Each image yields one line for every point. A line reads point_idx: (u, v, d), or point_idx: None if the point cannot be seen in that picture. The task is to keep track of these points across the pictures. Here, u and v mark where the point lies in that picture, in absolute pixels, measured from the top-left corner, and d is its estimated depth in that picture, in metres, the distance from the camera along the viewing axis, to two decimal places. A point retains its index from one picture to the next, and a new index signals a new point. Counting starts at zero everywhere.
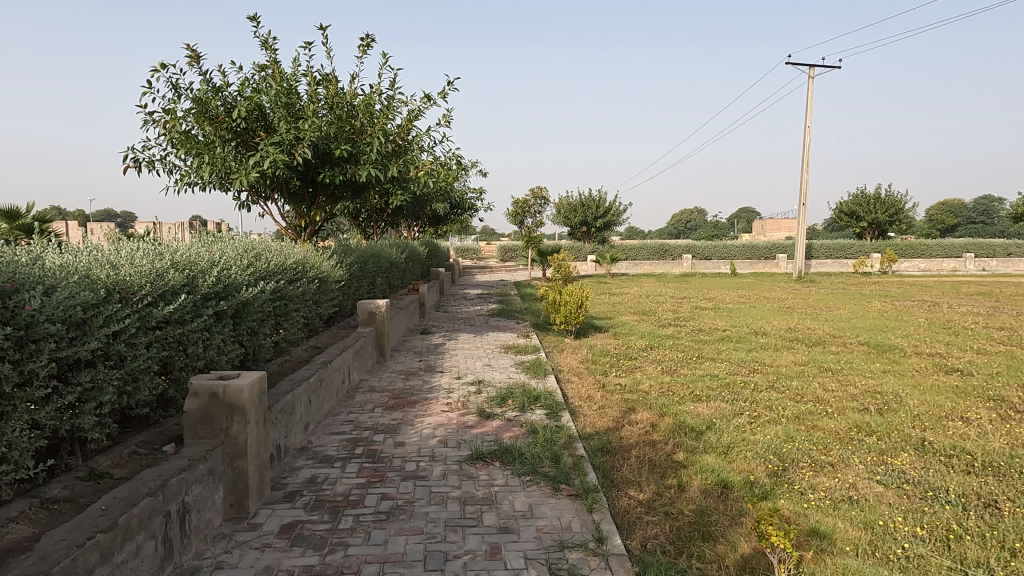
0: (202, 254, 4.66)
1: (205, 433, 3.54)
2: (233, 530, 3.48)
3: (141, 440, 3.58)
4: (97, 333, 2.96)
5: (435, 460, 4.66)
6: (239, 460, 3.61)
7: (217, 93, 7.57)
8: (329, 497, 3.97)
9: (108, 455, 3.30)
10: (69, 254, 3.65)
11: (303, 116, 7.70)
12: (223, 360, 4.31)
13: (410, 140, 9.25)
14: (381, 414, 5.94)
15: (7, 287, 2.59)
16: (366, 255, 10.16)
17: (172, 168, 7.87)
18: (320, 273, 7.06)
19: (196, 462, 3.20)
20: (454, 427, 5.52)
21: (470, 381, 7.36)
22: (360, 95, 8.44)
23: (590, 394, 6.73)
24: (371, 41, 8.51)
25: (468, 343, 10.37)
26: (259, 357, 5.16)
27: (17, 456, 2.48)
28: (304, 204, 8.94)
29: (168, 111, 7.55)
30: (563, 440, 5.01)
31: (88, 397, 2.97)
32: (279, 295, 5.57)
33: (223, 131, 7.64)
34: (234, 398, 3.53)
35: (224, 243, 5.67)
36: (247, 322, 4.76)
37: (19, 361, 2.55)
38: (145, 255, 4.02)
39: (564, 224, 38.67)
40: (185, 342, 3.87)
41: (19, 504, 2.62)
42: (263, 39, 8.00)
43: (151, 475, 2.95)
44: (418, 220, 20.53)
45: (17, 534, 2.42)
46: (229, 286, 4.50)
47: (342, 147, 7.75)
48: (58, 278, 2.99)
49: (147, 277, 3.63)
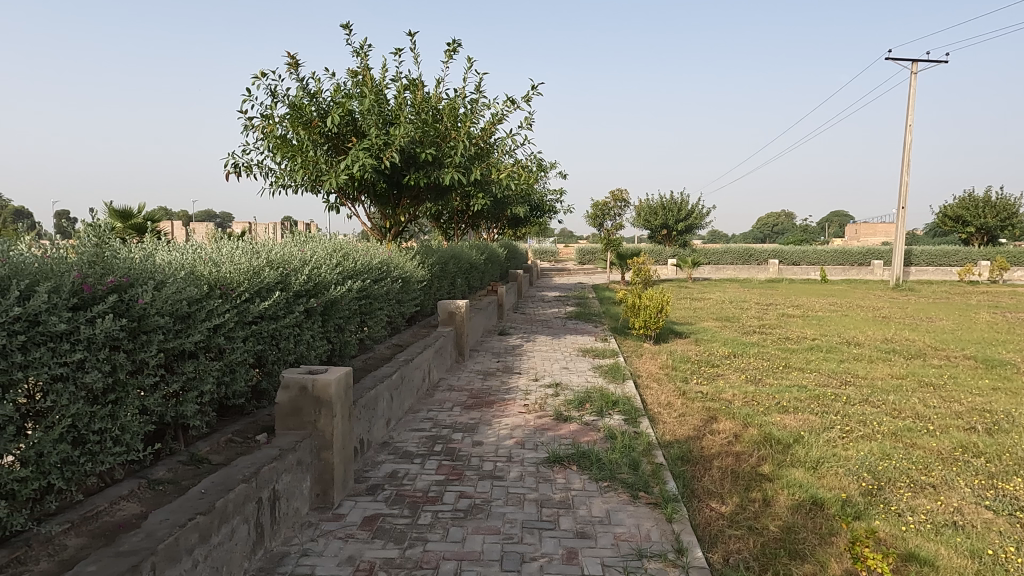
0: (295, 254, 4.87)
1: (295, 424, 3.69)
2: (319, 520, 3.61)
3: (236, 429, 3.77)
4: (200, 327, 3.15)
5: (512, 461, 4.68)
6: (325, 452, 3.75)
7: (312, 99, 7.90)
8: (409, 492, 4.07)
9: (207, 441, 3.49)
10: (176, 252, 3.90)
11: (391, 120, 7.93)
12: (312, 355, 4.49)
13: (492, 143, 9.38)
14: (459, 413, 6.04)
15: (123, 282, 2.79)
16: (448, 257, 10.34)
17: (268, 171, 8.29)
18: (403, 274, 7.24)
19: (286, 453, 3.34)
20: (532, 429, 5.53)
21: (547, 383, 7.36)
22: (445, 99, 8.64)
23: (670, 401, 6.58)
24: (458, 45, 8.82)
25: (546, 345, 10.38)
26: (346, 353, 5.35)
27: (129, 438, 2.67)
28: (390, 206, 9.20)
29: (266, 117, 7.96)
30: (642, 447, 4.92)
31: (192, 386, 3.17)
32: (365, 293, 5.76)
33: (316, 135, 7.96)
34: (322, 392, 3.66)
35: (315, 244, 5.91)
36: (334, 319, 4.95)
37: (132, 351, 2.75)
38: (244, 254, 4.23)
39: (645, 227, 38.05)
40: (278, 337, 4.06)
41: (129, 484, 2.82)
42: (355, 47, 8.32)
43: (246, 463, 3.11)
44: (497, 222, 20.70)
45: (126, 512, 2.61)
46: (319, 285, 4.69)
47: (427, 151, 7.92)
48: (167, 274, 3.17)
49: (245, 274, 3.83)
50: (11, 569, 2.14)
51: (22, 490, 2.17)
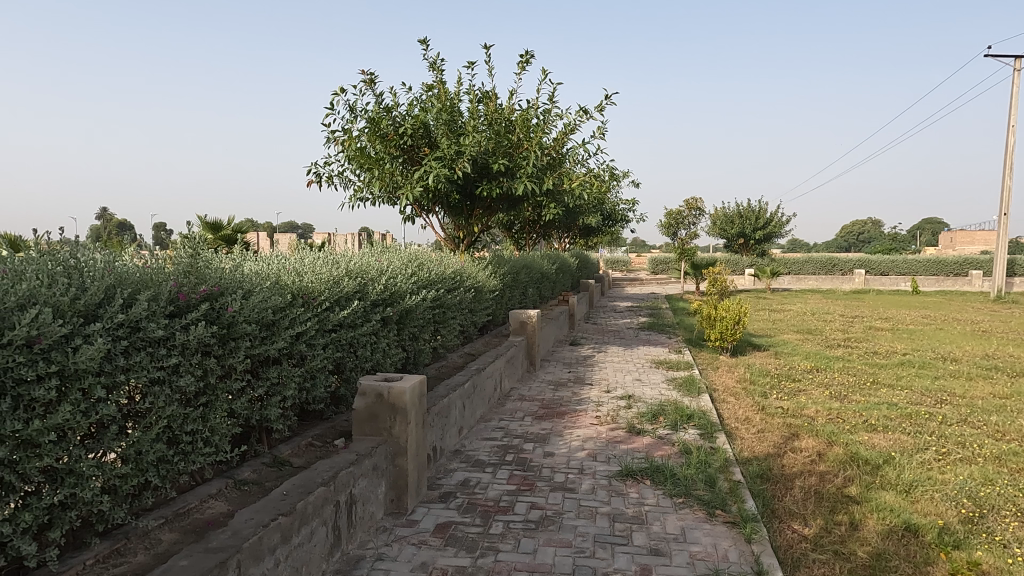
0: (372, 263, 5.01)
1: (371, 430, 3.78)
2: (393, 525, 3.68)
3: (316, 433, 3.90)
4: (283, 334, 3.28)
5: (584, 473, 4.64)
6: (399, 459, 3.82)
7: (389, 112, 8.12)
8: (481, 501, 4.09)
9: (289, 444, 3.63)
10: (262, 262, 4.08)
11: (464, 132, 8.06)
12: (387, 362, 4.60)
13: (565, 153, 9.38)
14: (531, 423, 6.03)
15: (215, 291, 2.94)
16: (519, 267, 10.39)
17: (348, 183, 8.58)
18: (476, 283, 7.33)
19: (363, 458, 3.43)
20: (604, 442, 5.46)
21: (619, 395, 7.25)
22: (518, 110, 8.70)
23: (748, 416, 6.36)
24: (531, 56, 8.88)
25: (619, 357, 10.25)
26: (420, 361, 5.45)
27: (218, 440, 2.81)
28: (463, 216, 9.34)
29: (346, 131, 8.25)
30: (718, 463, 4.76)
31: (275, 391, 3.30)
32: (438, 302, 5.86)
33: (392, 148, 8.17)
34: (397, 400, 3.74)
35: (391, 253, 6.06)
36: (409, 328, 5.05)
37: (222, 357, 2.89)
38: (324, 264, 4.39)
39: (721, 236, 37.06)
40: (355, 345, 4.18)
41: (217, 483, 2.96)
42: (431, 61, 8.51)
43: (325, 466, 3.20)
44: (569, 232, 20.66)
45: (215, 510, 2.74)
46: (395, 294, 4.80)
47: (499, 161, 8.00)
48: (254, 283, 3.32)
49: (326, 284, 3.96)
50: (112, 560, 2.28)
51: (123, 485, 2.32)
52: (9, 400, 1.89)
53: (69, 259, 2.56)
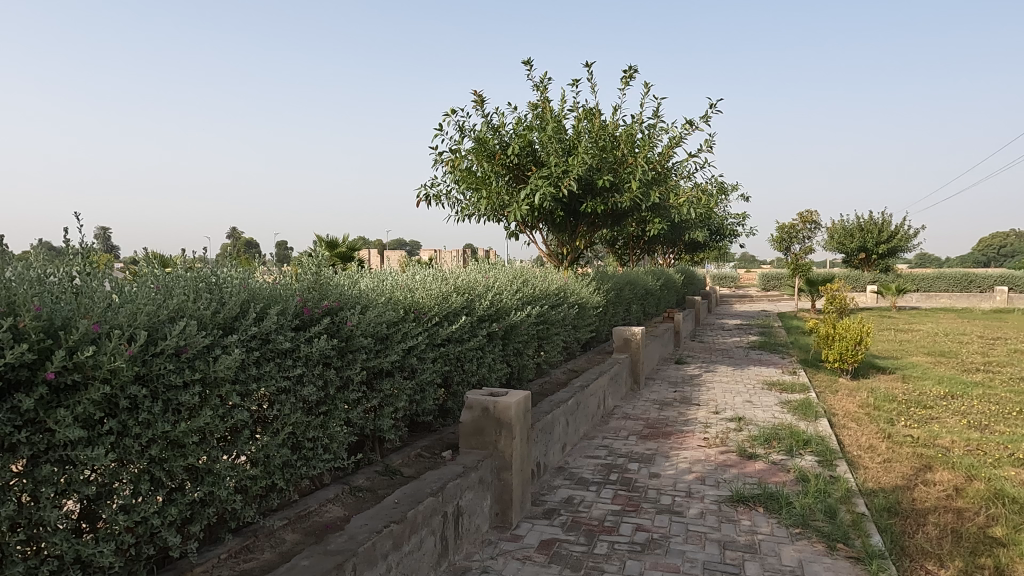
0: (479, 280, 5.13)
1: (477, 443, 3.85)
2: (498, 538, 3.72)
3: (424, 444, 4.02)
4: (396, 348, 3.41)
5: (692, 497, 4.49)
6: (505, 472, 3.86)
7: (495, 132, 8.31)
8: (586, 519, 4.05)
9: (400, 454, 3.76)
10: (377, 278, 4.28)
11: (569, 149, 8.10)
12: (493, 377, 4.68)
13: (670, 168, 9.22)
14: (635, 442, 5.92)
15: (335, 306, 3.11)
16: (623, 283, 10.26)
17: (455, 202, 8.84)
18: (580, 300, 7.32)
19: (469, 470, 3.49)
20: (713, 465, 5.26)
21: (729, 417, 6.97)
22: (622, 126, 8.66)
23: (872, 444, 5.92)
24: (635, 71, 8.82)
25: (727, 376, 9.87)
26: (524, 377, 5.50)
27: (336, 447, 2.96)
28: (567, 233, 9.37)
29: (455, 151, 8.52)
30: (839, 493, 4.46)
31: (388, 402, 3.45)
32: (543, 319, 5.90)
33: (498, 166, 8.33)
34: (503, 414, 3.79)
35: (497, 270, 6.18)
36: (514, 343, 5.12)
37: (341, 368, 3.06)
38: (434, 281, 4.54)
39: (839, 250, 34.91)
40: (463, 359, 4.28)
41: (334, 488, 3.12)
42: (535, 80, 8.65)
43: (434, 477, 3.29)
44: (674, 248, 20.19)
45: (333, 514, 2.89)
46: (500, 310, 4.88)
47: (605, 177, 7.98)
48: (370, 299, 3.49)
49: (436, 299, 4.09)
50: (242, 556, 2.46)
51: (253, 486, 2.49)
52: (160, 403, 2.09)
53: (210, 276, 2.79)
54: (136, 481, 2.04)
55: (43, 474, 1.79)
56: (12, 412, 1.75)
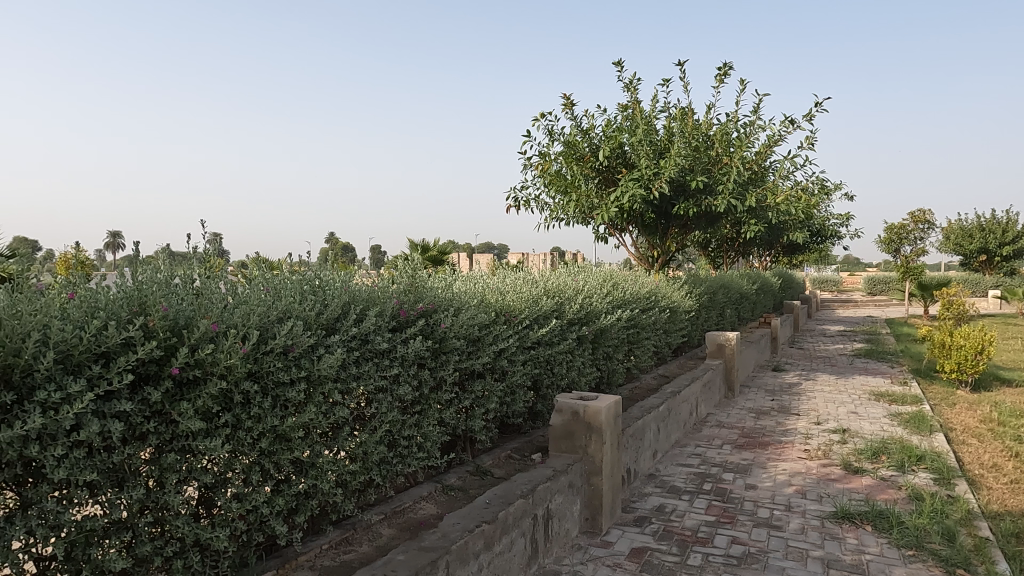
0: (568, 283, 5.12)
1: (567, 447, 3.84)
2: (588, 544, 3.69)
3: (514, 446, 4.05)
4: (487, 350, 3.46)
5: (792, 511, 4.28)
6: (595, 478, 3.83)
7: (585, 135, 8.28)
8: (678, 529, 3.95)
9: (490, 455, 3.81)
10: (469, 281, 4.35)
11: (660, 150, 7.94)
12: (582, 381, 4.66)
13: (768, 167, 8.86)
14: (730, 451, 5.72)
15: (429, 308, 3.20)
16: (717, 287, 9.95)
17: (544, 206, 8.87)
18: (671, 304, 7.16)
19: (559, 474, 3.49)
20: (815, 478, 5.00)
21: (832, 428, 6.60)
22: (717, 125, 8.41)
23: (997, 463, 5.43)
24: (730, 68, 8.55)
25: (830, 385, 9.36)
26: (613, 381, 5.44)
27: (429, 446, 3.04)
28: (658, 235, 9.19)
29: (544, 155, 8.56)
30: (959, 514, 4.12)
31: (479, 404, 3.50)
32: (633, 322, 5.81)
33: (588, 169, 8.29)
34: (593, 418, 3.76)
35: (586, 273, 6.15)
36: (604, 347, 5.07)
37: (434, 369, 3.13)
38: (524, 284, 4.58)
39: (955, 252, 32.35)
40: (552, 362, 4.29)
41: (428, 486, 3.20)
42: (626, 81, 8.55)
43: (524, 479, 3.31)
44: (770, 250, 19.38)
45: (426, 511, 2.97)
46: (590, 313, 4.85)
47: (698, 178, 7.77)
48: (463, 301, 3.55)
49: (526, 302, 4.12)
50: (342, 547, 2.56)
51: (352, 480, 2.60)
52: (270, 398, 2.22)
53: (314, 279, 2.94)
54: (248, 471, 2.18)
55: (168, 461, 1.94)
56: (142, 403, 1.90)
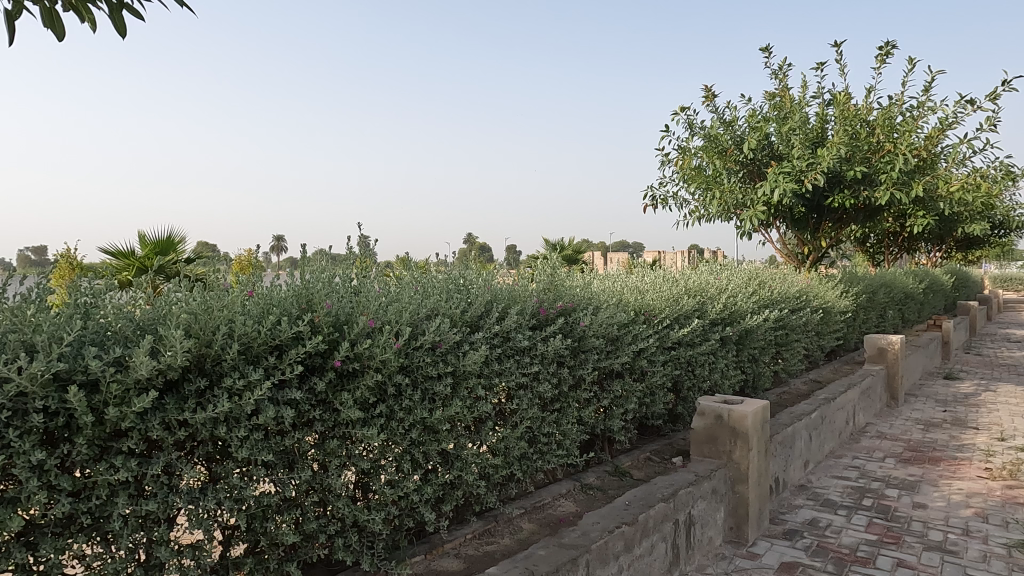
0: (711, 282, 4.94)
1: (710, 452, 3.70)
2: (733, 554, 3.54)
3: (654, 448, 3.97)
4: (627, 350, 3.41)
5: (970, 536, 3.84)
6: (740, 485, 3.66)
7: (728, 127, 7.93)
8: (834, 546, 3.68)
9: (629, 456, 3.76)
10: (607, 281, 4.32)
11: (813, 140, 7.43)
12: (726, 384, 4.47)
13: (939, 153, 8.01)
14: (894, 466, 5.23)
15: (569, 307, 3.21)
16: (877, 286, 9.14)
17: (684, 202, 8.61)
18: (825, 304, 6.67)
19: (702, 479, 3.37)
20: (998, 500, 4.44)
21: (1020, 445, 5.83)
22: (878, 110, 7.73)
23: None
24: (894, 46, 7.82)
25: (1017, 397, 8.26)
26: (759, 386, 5.17)
27: (568, 443, 3.06)
28: (809, 231, 8.60)
29: (684, 150, 8.30)
30: None
31: (618, 404, 3.47)
32: (782, 324, 5.48)
33: (731, 163, 7.92)
34: (738, 423, 3.60)
35: (730, 271, 5.89)
36: (749, 349, 4.83)
37: (574, 367, 3.14)
38: (664, 283, 4.47)
39: None
40: (694, 364, 4.15)
41: (566, 483, 3.22)
42: (774, 69, 8.09)
43: (665, 483, 3.23)
44: (942, 245, 17.45)
45: (565, 509, 2.99)
46: (735, 313, 4.64)
47: (856, 168, 7.17)
48: (602, 300, 3.53)
49: (666, 302, 4.02)
50: (485, 538, 2.65)
51: (494, 473, 2.68)
52: (419, 392, 2.34)
53: (458, 278, 3.05)
54: (400, 459, 2.31)
55: (331, 446, 2.11)
56: (309, 392, 2.08)
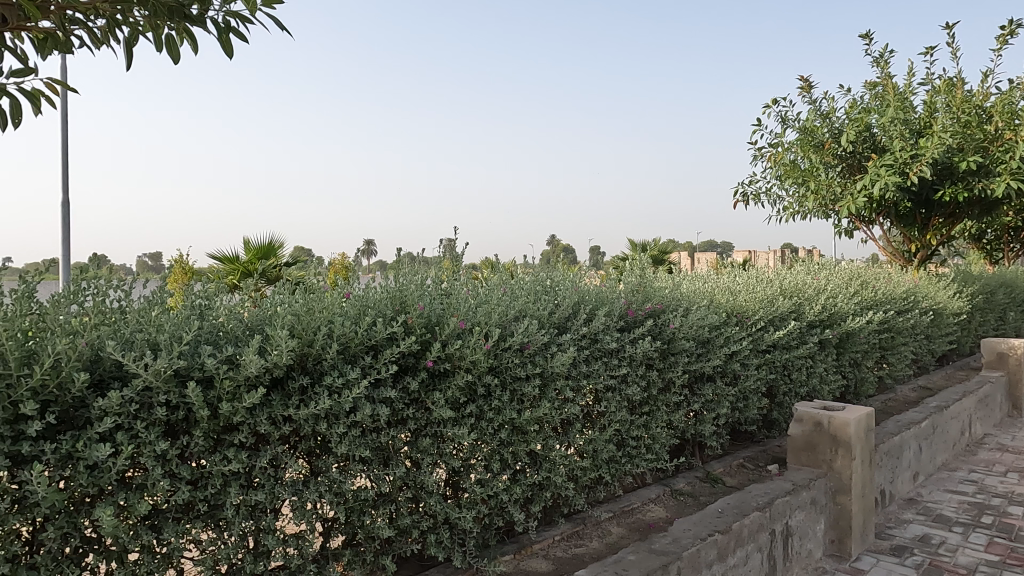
0: (808, 282, 4.72)
1: (809, 460, 3.53)
2: (835, 569, 3.36)
3: (748, 455, 3.83)
4: (719, 352, 3.31)
5: None
6: (842, 496, 3.47)
7: (825, 119, 7.56)
8: (949, 566, 3.42)
9: (721, 462, 3.64)
10: (697, 282, 4.21)
11: (921, 130, 6.96)
12: (825, 390, 4.26)
13: None
14: (1018, 481, 4.81)
15: (657, 308, 3.15)
16: (996, 286, 8.43)
17: (776, 199, 8.25)
18: (935, 305, 6.23)
19: (801, 488, 3.23)
20: None
21: None
22: (996, 95, 7.15)
23: None
24: (1015, 25, 7.21)
25: None
26: (862, 392, 4.89)
27: (658, 448, 3.00)
28: (916, 227, 8.05)
29: (777, 145, 7.97)
30: None
31: (709, 408, 3.37)
32: (887, 326, 5.16)
33: (829, 157, 7.54)
34: (840, 431, 3.42)
35: (828, 271, 5.61)
36: (851, 353, 4.58)
37: (663, 370, 3.08)
38: (757, 283, 4.32)
39: None
40: (790, 368, 3.98)
41: (656, 488, 3.16)
42: (876, 55, 7.63)
43: (760, 491, 3.12)
44: None
45: (655, 514, 2.93)
46: (835, 315, 4.41)
47: (970, 158, 6.65)
48: (691, 302, 3.45)
49: (760, 303, 3.88)
50: (574, 540, 2.64)
51: (582, 476, 2.67)
52: (508, 392, 2.36)
53: (545, 280, 3.06)
54: (490, 459, 2.34)
55: (423, 445, 2.17)
56: (403, 391, 2.14)
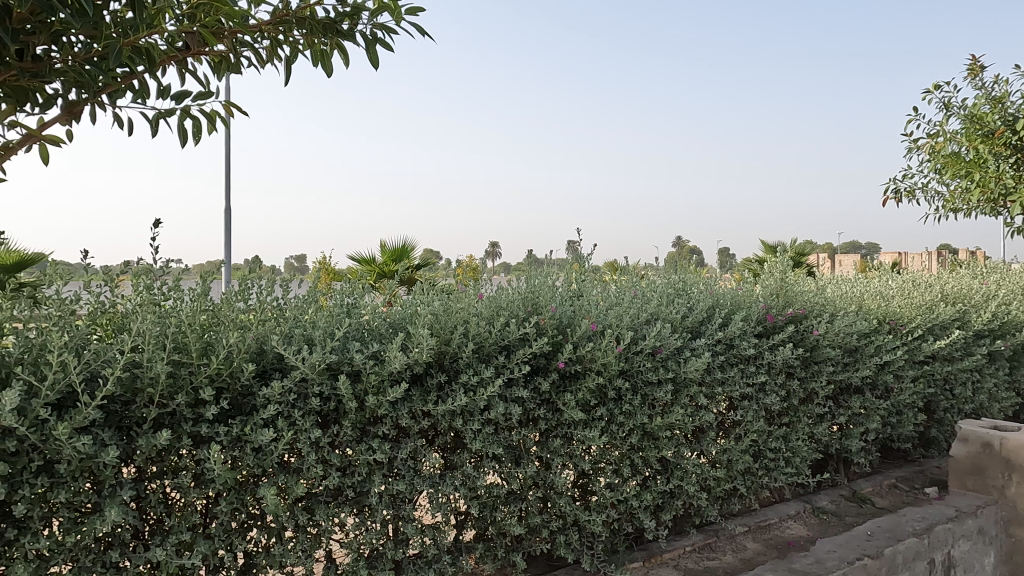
0: (974, 288, 4.26)
1: (975, 485, 3.18)
2: None
3: (901, 475, 3.51)
4: (868, 362, 3.07)
5: None
6: (1016, 528, 3.10)
7: (996, 105, 6.77)
8: None
9: (869, 481, 3.37)
10: (844, 285, 3.93)
11: None
12: (995, 407, 3.82)
13: None
14: None
15: (800, 313, 2.97)
16: None
17: (935, 195, 7.49)
18: None
19: (965, 516, 2.92)
20: None
21: None
22: None
23: None
24: None
25: None
26: None
27: (798, 461, 2.83)
28: None
29: (936, 135, 7.25)
30: None
31: (857, 422, 3.13)
32: None
33: (1000, 147, 6.74)
34: (1014, 454, 3.06)
35: (999, 275, 5.03)
36: None
37: (805, 379, 2.90)
38: (913, 288, 3.95)
39: None
40: (952, 382, 3.61)
41: (795, 504, 2.98)
42: None
43: (916, 515, 2.85)
44: None
45: (795, 532, 2.77)
46: (1007, 325, 3.95)
47: None
48: (838, 307, 3.22)
49: (917, 309, 3.55)
50: (706, 552, 2.55)
51: (716, 486, 2.58)
52: (639, 396, 2.33)
53: (677, 283, 2.99)
54: (620, 463, 2.32)
55: (554, 446, 2.18)
56: (535, 392, 2.17)
